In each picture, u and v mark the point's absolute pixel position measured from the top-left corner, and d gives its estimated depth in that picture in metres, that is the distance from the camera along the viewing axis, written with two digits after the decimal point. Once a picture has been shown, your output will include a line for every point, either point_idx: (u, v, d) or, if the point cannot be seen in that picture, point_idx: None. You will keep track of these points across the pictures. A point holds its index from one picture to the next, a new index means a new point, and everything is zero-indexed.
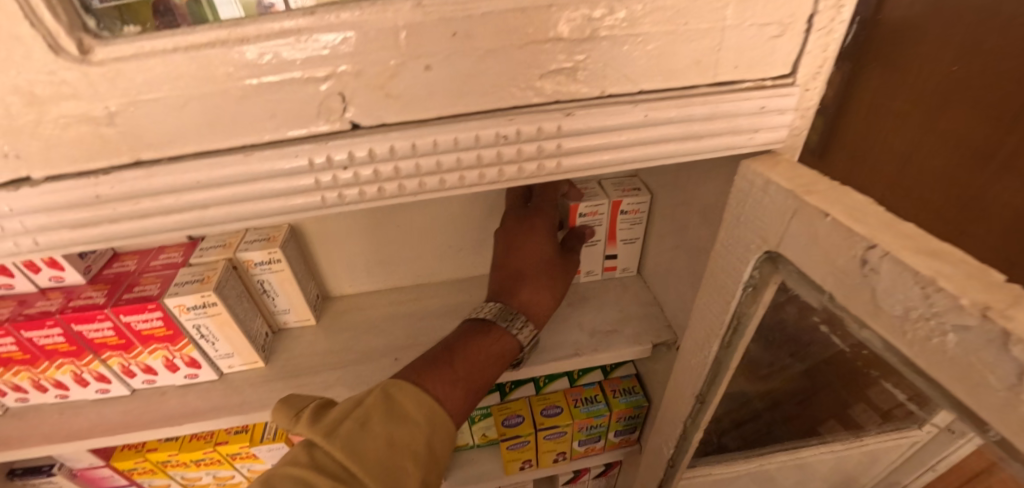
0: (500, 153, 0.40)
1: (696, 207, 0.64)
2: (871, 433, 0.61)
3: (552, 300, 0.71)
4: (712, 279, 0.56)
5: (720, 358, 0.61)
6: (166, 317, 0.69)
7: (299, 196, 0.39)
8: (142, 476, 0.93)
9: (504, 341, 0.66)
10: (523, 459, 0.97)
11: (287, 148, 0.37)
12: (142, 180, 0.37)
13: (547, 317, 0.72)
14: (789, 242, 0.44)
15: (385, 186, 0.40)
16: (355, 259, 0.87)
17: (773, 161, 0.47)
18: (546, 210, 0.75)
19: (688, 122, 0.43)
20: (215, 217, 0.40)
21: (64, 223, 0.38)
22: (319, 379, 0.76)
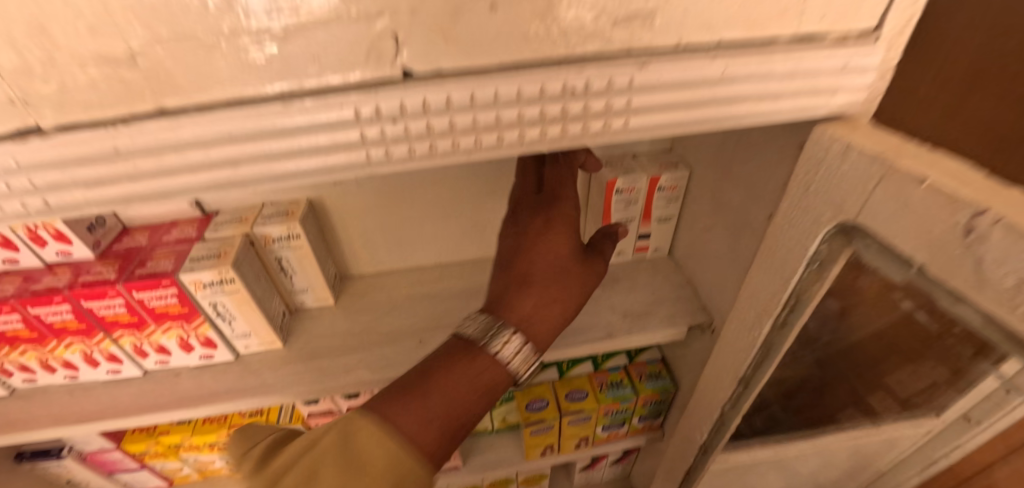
0: (565, 110, 0.36)
1: (745, 181, 0.61)
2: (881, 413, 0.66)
3: (559, 319, 0.54)
4: (768, 256, 0.53)
5: (771, 340, 0.57)
6: (181, 295, 0.65)
7: (341, 153, 0.35)
8: (155, 459, 0.91)
9: (494, 371, 0.49)
10: (545, 445, 0.94)
11: (331, 98, 0.33)
12: (168, 131, 0.33)
13: (550, 341, 0.53)
14: (870, 212, 0.40)
15: (438, 143, 0.36)
16: (376, 237, 0.83)
17: (848, 126, 0.43)
18: (561, 195, 0.58)
19: (766, 79, 0.39)
20: (249, 177, 0.36)
21: (80, 181, 0.34)
22: (340, 360, 0.73)
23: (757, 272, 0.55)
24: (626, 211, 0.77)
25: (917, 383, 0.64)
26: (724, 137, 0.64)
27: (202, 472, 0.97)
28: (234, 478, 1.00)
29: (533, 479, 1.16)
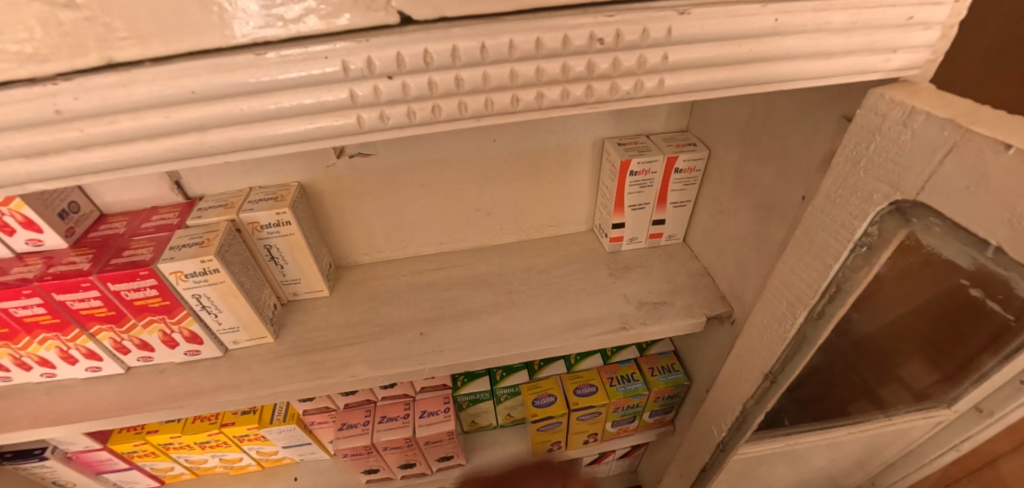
0: (591, 66, 0.31)
1: (776, 159, 0.56)
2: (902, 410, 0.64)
3: None
4: (804, 240, 0.48)
5: (805, 332, 0.53)
6: (160, 286, 0.60)
7: (329, 116, 0.31)
8: (144, 459, 0.86)
9: None
10: (552, 441, 0.89)
11: (314, 47, 0.28)
12: (117, 89, 0.29)
13: None
14: (936, 187, 0.35)
15: (441, 104, 0.32)
16: (372, 224, 0.78)
17: (908, 90, 0.38)
18: None
19: (822, 34, 0.34)
20: (216, 144, 0.32)
21: (17, 150, 0.31)
22: (336, 355, 0.68)
23: (790, 258, 0.50)
24: (641, 194, 0.72)
25: (929, 376, 0.61)
26: (750, 111, 0.59)
27: (194, 471, 0.93)
28: (228, 478, 0.96)
29: None
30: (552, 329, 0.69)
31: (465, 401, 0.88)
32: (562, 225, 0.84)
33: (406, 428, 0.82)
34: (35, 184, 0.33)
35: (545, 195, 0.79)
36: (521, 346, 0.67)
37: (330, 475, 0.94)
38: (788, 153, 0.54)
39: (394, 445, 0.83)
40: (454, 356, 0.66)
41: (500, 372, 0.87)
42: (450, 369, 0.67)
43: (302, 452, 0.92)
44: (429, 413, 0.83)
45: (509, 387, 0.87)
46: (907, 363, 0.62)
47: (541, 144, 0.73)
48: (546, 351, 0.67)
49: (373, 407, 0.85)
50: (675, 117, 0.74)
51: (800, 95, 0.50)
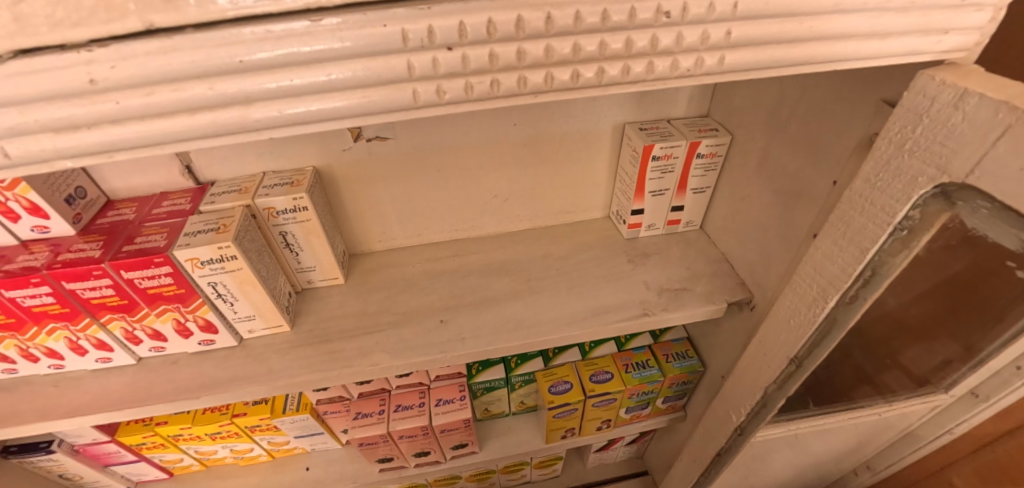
0: (655, 40, 0.31)
1: (806, 143, 0.55)
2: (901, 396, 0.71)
3: None
4: (838, 224, 0.48)
5: (835, 316, 0.53)
6: (175, 274, 0.58)
7: (382, 88, 0.30)
8: (153, 451, 0.85)
9: None
10: (566, 428, 0.89)
11: (371, 14, 0.27)
12: (158, 56, 0.27)
13: None
14: (987, 170, 0.35)
15: (500, 78, 0.31)
16: (388, 210, 0.76)
17: (957, 72, 0.38)
18: None
19: (881, 11, 0.34)
20: (260, 120, 0.30)
21: (46, 125, 0.29)
22: (354, 344, 0.67)
23: (823, 243, 0.50)
24: (662, 180, 0.71)
25: (929, 361, 0.66)
26: (778, 95, 0.58)
27: (203, 462, 0.92)
28: (238, 468, 0.95)
29: (547, 462, 1.13)
30: (573, 315, 0.68)
31: (480, 388, 0.87)
32: (578, 212, 0.83)
33: (422, 416, 0.81)
34: (63, 162, 0.31)
35: (562, 181, 0.78)
36: (543, 333, 0.66)
37: (342, 465, 0.94)
38: (819, 138, 0.54)
39: (410, 434, 0.82)
40: (475, 344, 0.66)
41: (514, 360, 0.87)
42: (471, 356, 0.66)
43: (314, 442, 0.91)
44: (444, 401, 0.83)
45: (524, 375, 0.87)
46: (907, 349, 0.67)
47: (561, 128, 0.71)
48: (568, 338, 0.67)
49: (387, 396, 0.85)
50: (696, 101, 0.73)
51: (835, 79, 0.50)
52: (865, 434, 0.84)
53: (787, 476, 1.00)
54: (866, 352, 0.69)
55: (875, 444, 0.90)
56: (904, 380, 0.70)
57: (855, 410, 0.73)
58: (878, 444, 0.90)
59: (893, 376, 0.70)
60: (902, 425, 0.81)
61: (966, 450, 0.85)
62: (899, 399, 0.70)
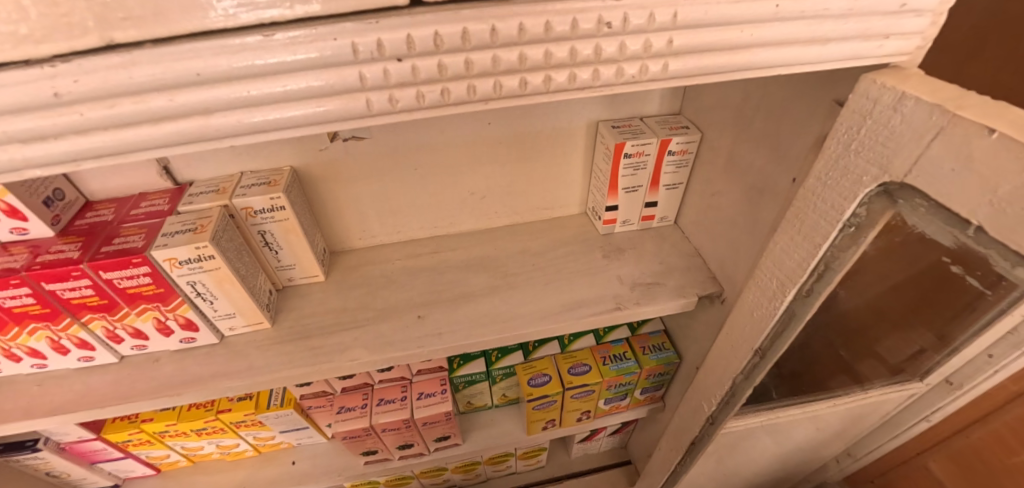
0: (598, 49, 0.32)
1: (769, 141, 0.57)
2: (878, 385, 0.73)
3: None
4: (794, 220, 0.49)
5: (794, 308, 0.55)
6: (154, 274, 0.59)
7: (338, 97, 0.31)
8: (139, 447, 0.86)
9: None
10: (547, 419, 0.91)
11: (322, 28, 0.28)
12: (120, 71, 0.29)
13: None
14: (922, 170, 0.37)
15: (450, 87, 0.32)
16: (367, 208, 0.78)
17: (898, 75, 0.39)
18: None
19: (821, 19, 0.36)
20: (221, 129, 0.32)
21: (12, 135, 0.30)
22: (335, 339, 0.69)
23: (781, 239, 0.51)
24: (634, 177, 0.73)
25: (903, 350, 0.68)
26: (743, 94, 0.60)
27: (190, 458, 0.93)
28: (225, 463, 0.96)
29: (531, 453, 1.15)
30: (548, 309, 0.70)
31: (462, 382, 0.89)
32: (555, 208, 0.85)
33: (404, 410, 0.83)
34: (30, 170, 0.32)
35: (538, 178, 0.80)
36: (519, 327, 0.68)
37: (328, 458, 0.96)
38: (779, 136, 0.55)
39: (393, 427, 0.84)
40: (453, 338, 0.67)
41: (495, 354, 0.89)
42: (448, 350, 0.68)
43: (299, 437, 0.92)
44: (426, 395, 0.84)
45: (505, 368, 0.89)
46: (885, 338, 0.69)
47: (535, 127, 0.73)
48: (543, 332, 0.69)
49: (371, 391, 0.86)
50: (669, 99, 0.74)
51: (793, 80, 0.52)
52: (836, 422, 0.86)
53: (764, 464, 1.03)
54: (833, 343, 0.72)
55: (849, 432, 0.93)
56: (878, 368, 0.73)
57: (831, 401, 0.75)
58: (850, 432, 0.93)
59: (869, 364, 0.73)
60: (872, 413, 0.84)
61: (938, 436, 0.88)
62: (875, 387, 0.73)
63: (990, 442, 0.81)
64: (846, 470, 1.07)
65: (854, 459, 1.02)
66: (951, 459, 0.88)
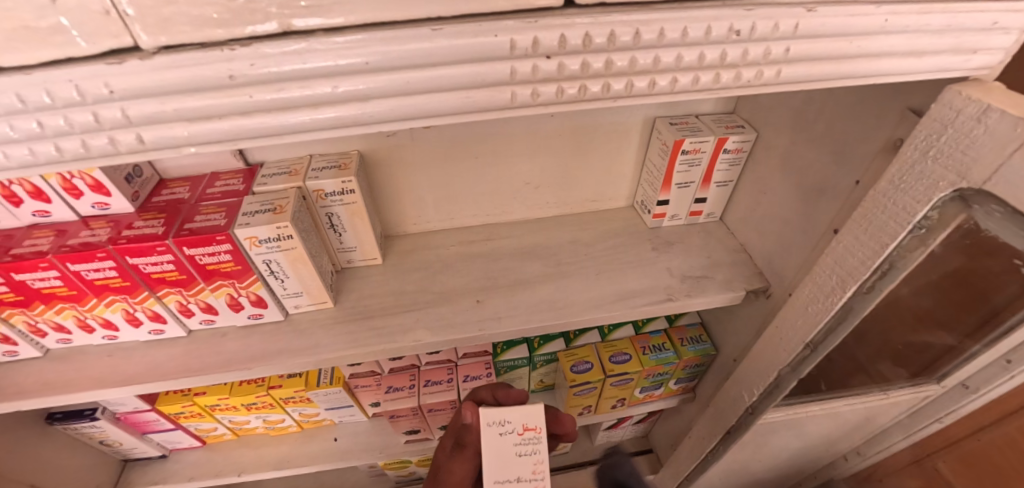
0: (724, 55, 0.35)
1: (832, 144, 0.60)
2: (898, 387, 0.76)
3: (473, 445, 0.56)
4: (862, 221, 0.52)
5: (852, 304, 0.58)
6: (235, 251, 0.61)
7: (483, 89, 0.34)
8: (189, 420, 0.89)
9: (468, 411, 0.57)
10: (584, 405, 0.94)
11: (485, 25, 0.31)
12: (292, 57, 0.30)
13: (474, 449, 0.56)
14: (1003, 177, 0.40)
15: (588, 85, 0.35)
16: (424, 194, 0.80)
17: (981, 88, 0.42)
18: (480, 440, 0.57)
19: (918, 33, 0.38)
20: (374, 115, 0.34)
21: (182, 114, 0.32)
22: (396, 320, 0.71)
23: (844, 238, 0.54)
24: (688, 173, 0.75)
25: (926, 353, 0.72)
26: (804, 98, 0.62)
27: (235, 432, 0.96)
28: (267, 438, 0.99)
29: None
30: (602, 298, 0.73)
31: (504, 367, 0.91)
32: (603, 201, 0.87)
33: (451, 391, 0.86)
34: (188, 148, 0.35)
35: (591, 171, 0.82)
36: (575, 314, 0.71)
37: (367, 436, 0.98)
38: (843, 140, 0.58)
39: (438, 407, 0.87)
40: (510, 322, 0.70)
41: (537, 340, 0.92)
42: (506, 334, 0.70)
43: (342, 414, 0.95)
44: (472, 377, 0.87)
45: (546, 355, 0.92)
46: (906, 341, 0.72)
47: (593, 121, 0.75)
48: (596, 319, 0.71)
49: (417, 372, 0.89)
50: (723, 99, 0.77)
51: (863, 86, 0.54)
52: (860, 419, 0.90)
53: (784, 458, 1.07)
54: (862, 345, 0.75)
55: (869, 430, 0.96)
56: (899, 370, 0.76)
57: (855, 399, 0.79)
58: (870, 430, 0.96)
59: (890, 366, 0.76)
60: (893, 412, 0.87)
61: (953, 437, 0.92)
62: (895, 388, 0.77)
63: (998, 444, 0.84)
64: (855, 469, 1.11)
65: (864, 457, 1.06)
66: (958, 462, 0.91)
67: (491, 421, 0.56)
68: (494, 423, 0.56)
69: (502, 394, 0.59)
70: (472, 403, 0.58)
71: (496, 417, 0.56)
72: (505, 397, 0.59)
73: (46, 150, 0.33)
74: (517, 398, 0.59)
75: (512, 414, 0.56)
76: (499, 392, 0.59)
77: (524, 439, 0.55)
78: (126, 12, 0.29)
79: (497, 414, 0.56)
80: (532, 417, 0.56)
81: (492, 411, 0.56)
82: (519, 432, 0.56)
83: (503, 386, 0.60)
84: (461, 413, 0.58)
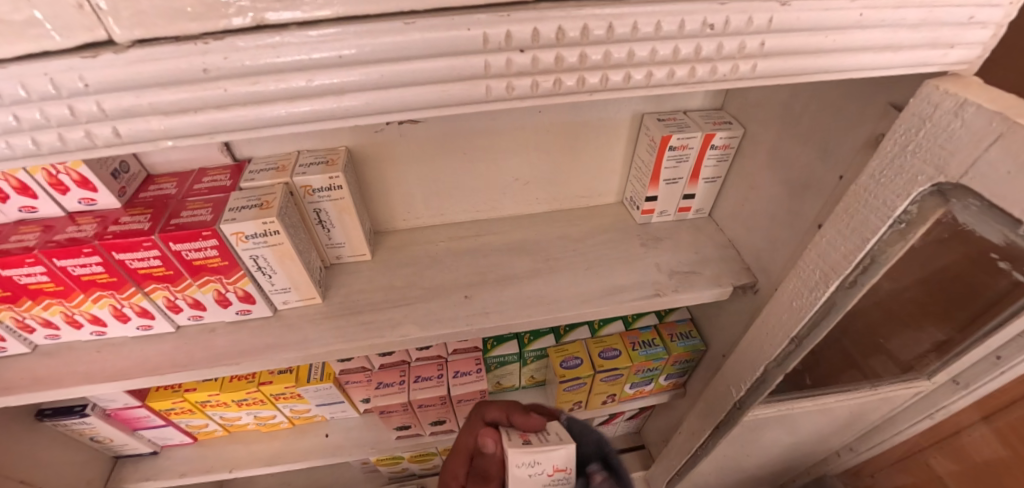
0: (698, 49, 0.36)
1: (817, 139, 0.60)
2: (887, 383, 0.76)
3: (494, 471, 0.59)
4: (844, 215, 0.52)
5: (835, 298, 0.58)
6: (221, 247, 0.61)
7: (460, 83, 0.34)
8: (180, 416, 0.89)
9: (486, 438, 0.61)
10: (575, 401, 0.94)
11: (458, 18, 0.31)
12: (267, 50, 0.31)
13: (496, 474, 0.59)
14: (980, 171, 0.40)
15: (563, 78, 0.35)
16: (414, 189, 0.80)
17: (958, 83, 0.42)
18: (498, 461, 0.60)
19: (894, 28, 0.38)
20: (351, 108, 0.34)
21: (158, 108, 0.32)
22: (385, 316, 0.71)
23: (827, 233, 0.55)
24: (676, 169, 0.75)
25: (914, 349, 0.72)
26: (790, 93, 0.63)
27: (227, 428, 0.96)
28: (260, 434, 0.99)
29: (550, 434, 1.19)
30: (590, 294, 0.73)
31: (494, 362, 0.92)
32: (593, 197, 0.87)
33: (441, 387, 0.86)
34: (166, 142, 0.35)
35: (580, 167, 0.82)
36: (563, 309, 0.71)
37: (359, 432, 0.99)
38: (828, 135, 0.58)
39: (429, 403, 0.87)
40: (499, 318, 0.70)
41: (528, 336, 0.92)
42: (494, 329, 0.71)
43: (333, 410, 0.95)
44: (462, 373, 0.88)
45: (537, 350, 0.92)
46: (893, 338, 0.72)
47: (582, 118, 0.75)
48: (584, 314, 0.71)
49: (408, 368, 0.89)
50: (711, 95, 0.77)
51: (846, 81, 0.54)
52: (849, 414, 0.90)
53: (775, 453, 1.07)
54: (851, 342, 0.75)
55: (858, 425, 0.97)
56: (889, 365, 0.76)
57: (842, 395, 0.79)
58: (859, 425, 0.97)
59: (880, 361, 0.76)
60: (883, 408, 0.88)
61: (943, 433, 0.91)
62: (885, 383, 0.77)
63: (988, 440, 0.84)
64: (847, 464, 1.11)
65: (856, 453, 1.06)
66: (948, 457, 0.92)
67: (522, 462, 0.54)
68: (523, 463, 0.54)
69: (518, 417, 0.62)
70: (493, 430, 0.61)
71: (526, 457, 0.54)
72: (522, 422, 0.62)
73: (23, 143, 0.33)
74: (534, 427, 0.61)
75: (543, 455, 0.54)
76: (515, 415, 0.63)
77: (556, 478, 0.54)
78: (98, 5, 0.28)
79: (527, 455, 0.54)
80: (563, 457, 0.54)
81: (522, 453, 0.54)
82: (550, 473, 0.54)
83: (518, 410, 0.64)
84: (483, 441, 0.61)
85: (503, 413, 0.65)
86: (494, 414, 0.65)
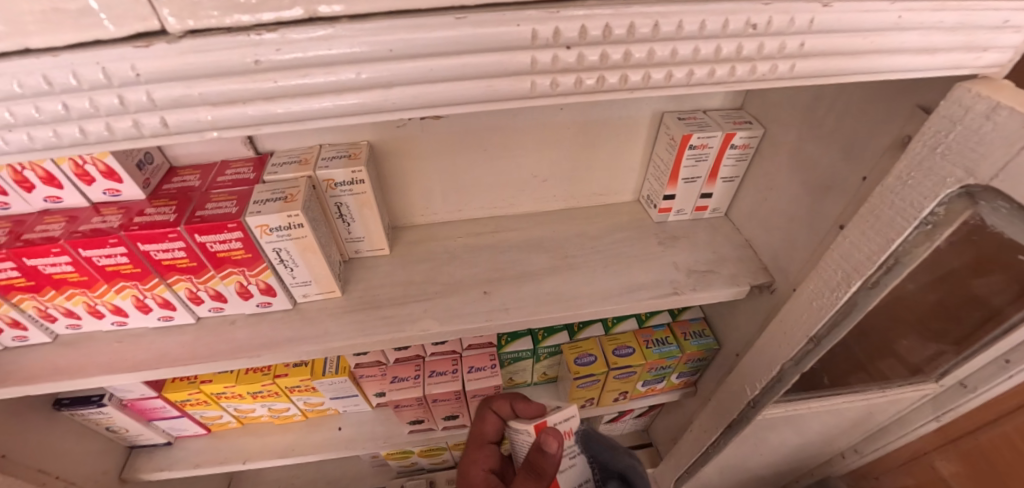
0: (740, 48, 0.36)
1: (839, 140, 0.60)
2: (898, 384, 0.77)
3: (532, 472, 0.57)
4: (869, 216, 0.53)
5: (856, 299, 0.59)
6: (246, 239, 0.62)
7: (505, 79, 0.34)
8: (195, 407, 0.89)
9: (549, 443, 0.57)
10: (587, 398, 0.95)
11: (508, 14, 0.31)
12: (318, 43, 0.31)
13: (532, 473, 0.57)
14: (1011, 174, 0.40)
15: (606, 76, 0.36)
16: (433, 185, 0.80)
17: (991, 86, 0.42)
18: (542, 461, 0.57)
19: (930, 30, 0.39)
20: (397, 102, 0.34)
21: (206, 99, 0.33)
22: (404, 310, 0.72)
23: (851, 233, 0.55)
24: (695, 168, 0.76)
25: (927, 351, 0.72)
26: (813, 94, 0.63)
27: (240, 420, 0.97)
28: (273, 427, 1.00)
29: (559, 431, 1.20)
30: (609, 291, 0.73)
31: (508, 358, 0.92)
32: (610, 195, 0.88)
33: (455, 382, 0.87)
34: (212, 133, 0.35)
35: (598, 165, 0.83)
36: (581, 306, 0.71)
37: (372, 426, 0.99)
38: (852, 136, 0.58)
39: (443, 397, 0.88)
40: (518, 314, 0.71)
41: (542, 333, 0.93)
42: (513, 325, 0.71)
43: (346, 404, 0.96)
44: (477, 369, 0.88)
45: (550, 347, 0.92)
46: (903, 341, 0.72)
47: (602, 116, 0.75)
48: (602, 312, 0.72)
49: (422, 362, 0.90)
50: (731, 95, 0.78)
51: (872, 83, 0.55)
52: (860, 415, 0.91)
53: (783, 453, 1.08)
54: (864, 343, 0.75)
55: (868, 426, 0.97)
56: (897, 367, 0.76)
57: (855, 396, 0.80)
58: (868, 427, 0.97)
59: (889, 363, 0.76)
60: (891, 410, 0.88)
61: (949, 436, 0.92)
62: (893, 385, 0.77)
63: (995, 443, 0.84)
64: (853, 465, 1.11)
65: (861, 455, 1.06)
66: (956, 459, 0.92)
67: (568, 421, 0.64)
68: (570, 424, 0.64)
69: (523, 407, 0.66)
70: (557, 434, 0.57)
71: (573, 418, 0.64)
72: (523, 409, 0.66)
73: (71, 132, 0.33)
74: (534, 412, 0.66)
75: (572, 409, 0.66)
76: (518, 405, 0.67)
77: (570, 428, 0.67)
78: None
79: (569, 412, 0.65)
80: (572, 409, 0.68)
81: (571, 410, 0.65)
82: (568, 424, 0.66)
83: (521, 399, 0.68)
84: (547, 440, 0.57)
85: (508, 404, 0.68)
86: (500, 407, 0.68)
